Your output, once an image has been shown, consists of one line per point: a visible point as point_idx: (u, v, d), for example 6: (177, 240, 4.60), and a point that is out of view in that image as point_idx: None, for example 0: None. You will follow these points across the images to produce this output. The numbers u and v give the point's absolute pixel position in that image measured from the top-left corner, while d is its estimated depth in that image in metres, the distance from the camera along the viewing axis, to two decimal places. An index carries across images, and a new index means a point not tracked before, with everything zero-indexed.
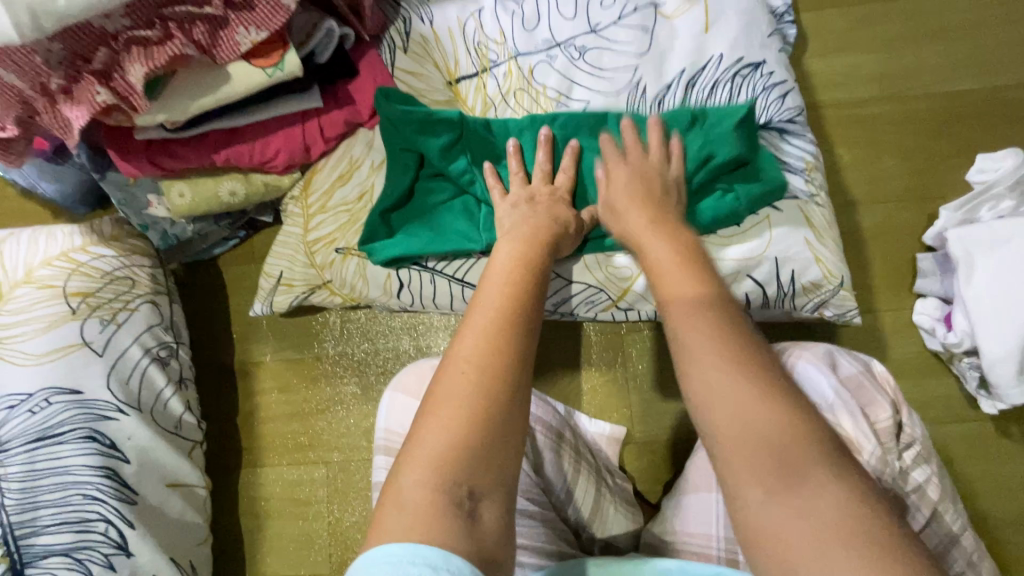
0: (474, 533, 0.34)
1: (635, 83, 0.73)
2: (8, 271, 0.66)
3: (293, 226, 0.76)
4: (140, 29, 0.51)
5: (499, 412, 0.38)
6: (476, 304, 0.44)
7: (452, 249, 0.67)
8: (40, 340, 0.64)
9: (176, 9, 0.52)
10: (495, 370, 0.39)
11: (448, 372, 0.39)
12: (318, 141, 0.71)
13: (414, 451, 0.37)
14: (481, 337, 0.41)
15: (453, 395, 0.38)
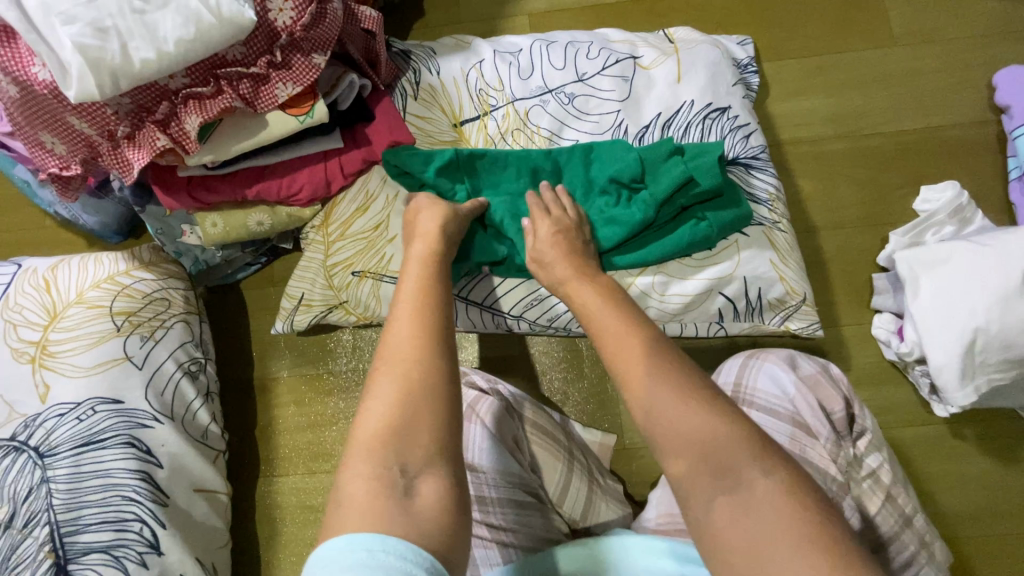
0: (411, 512, 0.37)
1: (618, 124, 0.83)
2: (60, 292, 0.73)
3: (314, 252, 0.84)
4: (196, 86, 0.61)
5: (419, 405, 0.42)
6: (398, 311, 0.49)
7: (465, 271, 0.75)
8: (90, 354, 0.70)
9: (227, 70, 0.62)
10: (412, 370, 0.44)
11: (376, 377, 0.44)
12: (338, 176, 0.80)
13: (353, 450, 0.41)
14: (401, 341, 0.46)
15: (380, 396, 0.43)
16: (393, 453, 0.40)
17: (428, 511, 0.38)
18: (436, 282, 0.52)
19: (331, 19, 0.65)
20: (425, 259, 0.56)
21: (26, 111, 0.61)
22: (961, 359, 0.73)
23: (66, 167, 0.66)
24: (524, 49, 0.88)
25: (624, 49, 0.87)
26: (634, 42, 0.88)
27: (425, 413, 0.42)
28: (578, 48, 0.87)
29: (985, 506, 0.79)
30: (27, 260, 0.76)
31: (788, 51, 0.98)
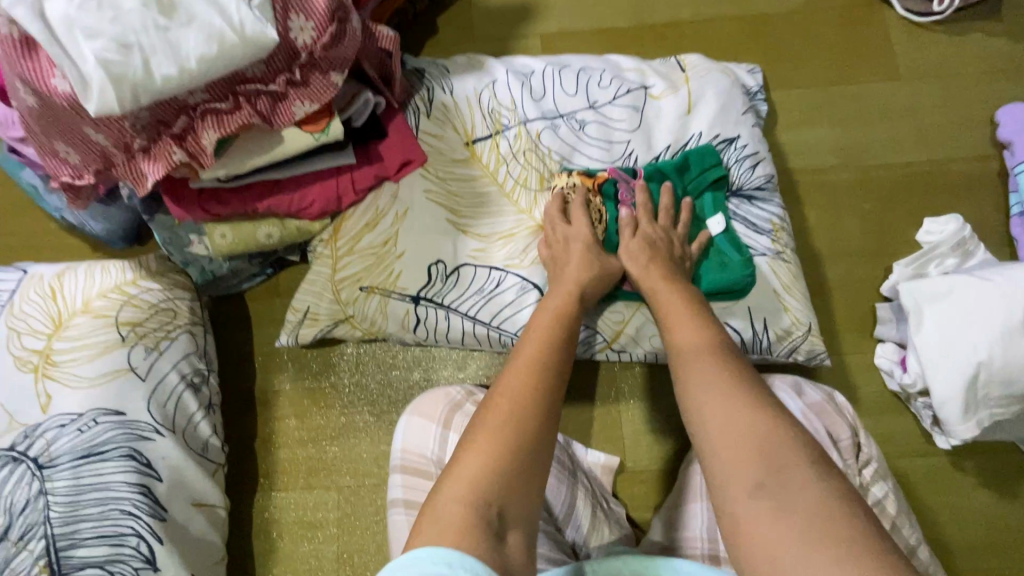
0: (502, 550, 0.39)
1: (627, 151, 0.85)
2: (66, 301, 0.72)
3: (321, 266, 0.83)
4: (215, 102, 0.62)
5: (526, 449, 0.45)
6: (518, 354, 0.53)
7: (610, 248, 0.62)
8: (93, 364, 0.69)
9: (246, 87, 0.62)
10: (523, 411, 0.47)
11: (489, 406, 0.48)
12: (349, 192, 0.81)
13: (454, 465, 0.44)
14: (518, 379, 0.49)
15: (489, 425, 0.46)
16: (495, 493, 0.42)
17: (514, 556, 0.40)
18: (556, 338, 0.56)
19: (350, 39, 0.66)
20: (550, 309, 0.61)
21: (43, 121, 0.61)
22: (964, 392, 0.74)
23: (78, 176, 0.66)
24: (536, 72, 0.90)
25: (634, 77, 0.88)
26: (643, 70, 0.89)
27: (533, 468, 0.44)
28: (590, 74, 0.88)
29: (987, 539, 0.79)
30: (34, 267, 0.75)
31: (795, 80, 0.99)
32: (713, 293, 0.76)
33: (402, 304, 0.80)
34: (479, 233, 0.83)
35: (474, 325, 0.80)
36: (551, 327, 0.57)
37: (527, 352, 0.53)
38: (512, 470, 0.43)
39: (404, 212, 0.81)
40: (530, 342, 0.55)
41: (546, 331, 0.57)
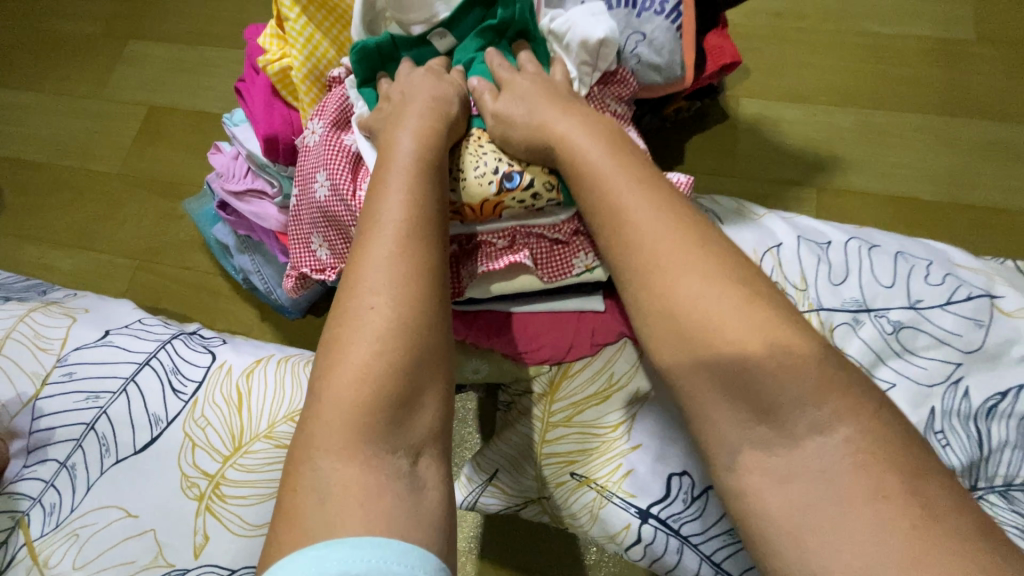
0: (417, 504, 0.37)
1: (954, 381, 0.63)
2: (251, 419, 0.60)
3: (524, 429, 0.68)
4: (488, 237, 0.60)
5: (404, 356, 0.40)
6: (370, 243, 0.45)
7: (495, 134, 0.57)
8: (260, 507, 0.57)
9: (528, 229, 0.59)
10: (409, 303, 0.42)
11: (350, 316, 0.42)
12: (584, 344, 0.66)
13: (330, 422, 0.38)
14: (384, 267, 0.43)
15: (358, 343, 0.41)
16: (366, 414, 0.38)
17: None
18: (420, 176, 0.49)
19: None
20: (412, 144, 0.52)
21: (324, 218, 0.60)
22: None
23: (322, 271, 0.62)
24: (834, 243, 0.72)
25: (976, 280, 0.67)
26: (988, 274, 0.68)
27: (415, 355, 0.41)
28: (913, 266, 0.69)
29: None
30: (224, 351, 0.66)
31: None
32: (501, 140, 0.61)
33: (623, 514, 0.62)
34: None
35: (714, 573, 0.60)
36: (413, 179, 0.49)
37: (391, 201, 0.47)
38: (387, 371, 0.40)
39: (648, 392, 0.63)
40: (391, 221, 0.46)
41: (405, 182, 0.48)
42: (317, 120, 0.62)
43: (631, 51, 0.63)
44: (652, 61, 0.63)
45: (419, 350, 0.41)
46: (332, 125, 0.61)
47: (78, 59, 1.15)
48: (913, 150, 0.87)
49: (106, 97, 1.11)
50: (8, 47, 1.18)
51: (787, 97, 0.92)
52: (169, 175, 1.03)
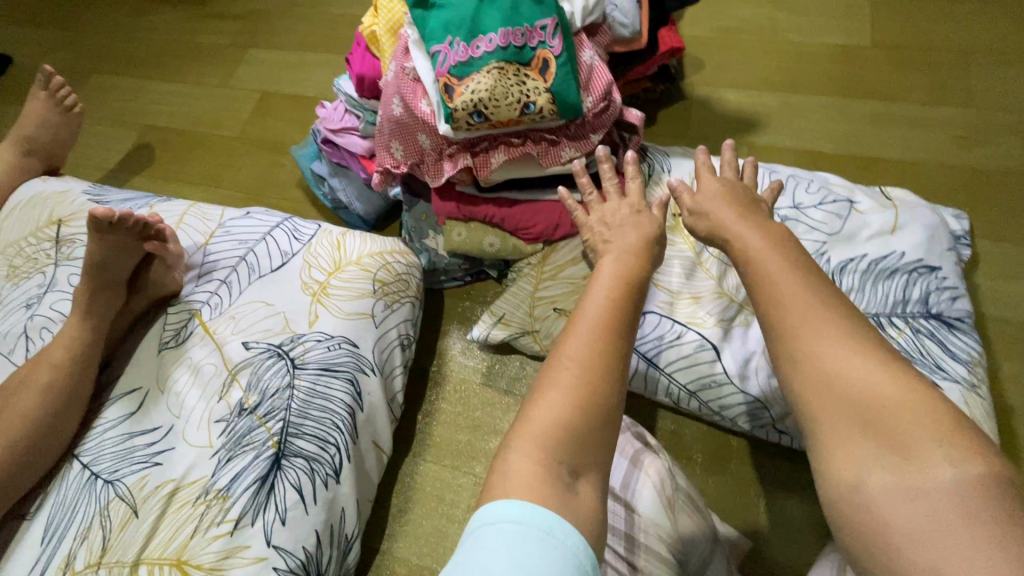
0: (567, 492, 0.48)
1: (821, 253, 0.91)
2: (346, 253, 0.93)
3: (524, 283, 0.99)
4: (511, 137, 0.85)
5: (617, 353, 0.56)
6: (595, 281, 0.63)
7: (512, 61, 0.78)
8: (349, 301, 0.89)
9: (538, 132, 0.85)
10: (623, 315, 0.59)
11: (581, 315, 0.59)
12: (566, 222, 0.96)
13: (555, 380, 0.54)
14: (604, 291, 0.61)
15: (583, 331, 0.57)
16: (591, 376, 0.54)
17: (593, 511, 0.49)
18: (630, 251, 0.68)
19: (612, 111, 0.88)
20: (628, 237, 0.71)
21: (397, 128, 0.91)
22: None
23: (397, 166, 0.94)
24: None
25: (842, 192, 0.97)
26: (852, 189, 0.97)
27: (573, 451, 0.51)
28: (798, 182, 0.98)
29: None
30: (326, 224, 0.99)
31: (1007, 235, 1.01)
32: (517, 58, 0.78)
33: None
34: (670, 287, 0.91)
35: (649, 367, 0.88)
36: (632, 249, 0.69)
37: (610, 258, 0.67)
38: (607, 357, 0.55)
39: None
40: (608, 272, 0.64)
41: (613, 286, 0.61)
42: (393, 63, 0.91)
43: (608, 11, 0.93)
44: (621, 20, 0.93)
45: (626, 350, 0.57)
46: (400, 61, 0.89)
47: (212, 60, 1.57)
48: (823, 121, 1.18)
49: (232, 86, 1.51)
50: (163, 53, 1.61)
51: (731, 85, 1.25)
52: (276, 138, 1.41)
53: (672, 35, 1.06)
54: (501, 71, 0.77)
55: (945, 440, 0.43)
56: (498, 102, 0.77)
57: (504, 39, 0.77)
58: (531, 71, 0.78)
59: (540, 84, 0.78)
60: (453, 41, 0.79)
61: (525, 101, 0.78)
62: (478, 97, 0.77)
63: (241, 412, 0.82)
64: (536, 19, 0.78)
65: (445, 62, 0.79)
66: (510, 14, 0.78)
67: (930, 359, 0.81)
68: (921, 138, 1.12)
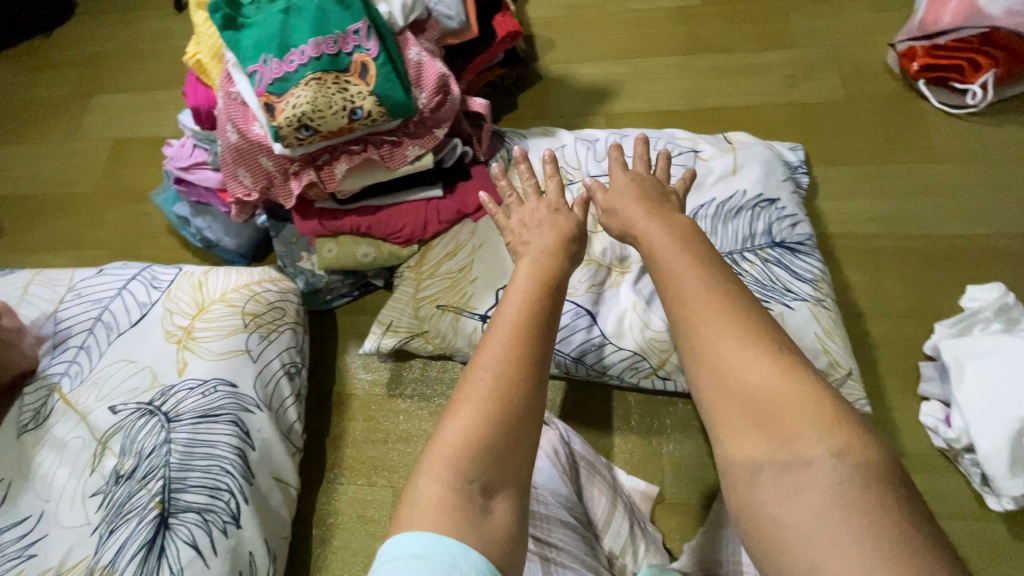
0: (481, 520, 0.43)
1: None
2: (209, 292, 0.91)
3: (405, 287, 0.98)
4: (350, 144, 0.86)
5: (535, 360, 0.52)
6: (511, 288, 0.59)
7: (331, 69, 0.77)
8: (219, 341, 0.86)
9: (377, 136, 0.86)
10: (540, 320, 0.55)
11: (496, 323, 0.54)
12: (434, 221, 0.96)
13: (467, 395, 0.49)
14: (518, 296, 0.57)
15: (496, 339, 0.53)
16: (503, 387, 0.49)
17: (497, 528, 0.43)
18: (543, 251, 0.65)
19: (450, 105, 0.89)
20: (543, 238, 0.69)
21: (237, 155, 0.88)
22: (1009, 447, 0.73)
23: (248, 194, 0.92)
24: (600, 139, 1.06)
25: (687, 144, 1.02)
26: (695, 139, 1.03)
27: (489, 469, 0.46)
28: (646, 141, 1.03)
29: None
30: (186, 265, 0.95)
31: (839, 156, 1.09)
32: (335, 66, 0.77)
33: (471, 320, 0.92)
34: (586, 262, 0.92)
35: None
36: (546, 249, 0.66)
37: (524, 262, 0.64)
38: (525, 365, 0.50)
39: (480, 244, 0.95)
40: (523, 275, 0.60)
41: (530, 289, 0.58)
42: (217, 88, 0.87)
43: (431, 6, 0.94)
44: (446, 12, 0.95)
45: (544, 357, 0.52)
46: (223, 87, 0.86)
47: (52, 116, 1.46)
48: (669, 80, 1.23)
49: (78, 139, 1.41)
50: None
51: (582, 60, 1.29)
52: (137, 187, 1.33)
53: (508, 20, 1.07)
54: (320, 82, 0.76)
55: (746, 361, 0.45)
56: (323, 113, 0.77)
57: (318, 49, 0.76)
58: (352, 76, 0.78)
59: (363, 89, 0.78)
60: (266, 58, 0.77)
61: (351, 107, 0.78)
62: (301, 111, 0.75)
63: (117, 480, 0.77)
64: (346, 25, 0.78)
65: (261, 80, 0.77)
66: (318, 23, 0.77)
67: (780, 285, 0.87)
68: (756, 82, 1.19)
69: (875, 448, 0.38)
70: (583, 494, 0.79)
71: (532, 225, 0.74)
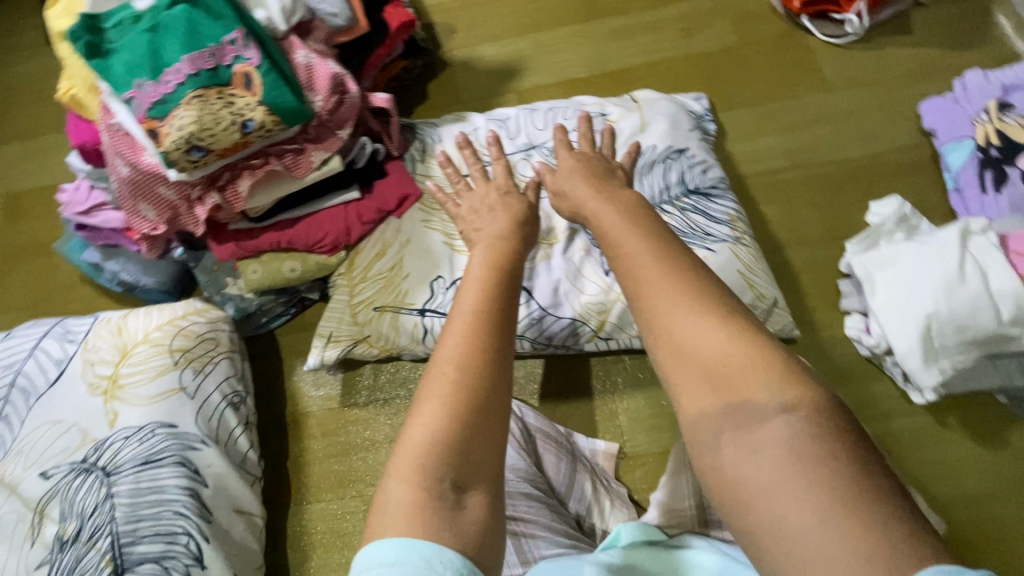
0: (456, 522, 0.43)
1: None
2: (130, 334, 0.87)
3: (340, 295, 0.96)
4: (249, 159, 0.84)
5: (496, 348, 0.52)
6: (468, 283, 0.60)
7: (211, 84, 0.74)
8: (149, 384, 0.83)
9: (277, 146, 0.84)
10: (496, 313, 0.56)
11: (453, 320, 0.55)
12: (356, 224, 0.95)
13: (428, 391, 0.50)
14: (474, 292, 0.58)
15: (455, 334, 0.53)
16: (464, 379, 0.50)
17: (468, 525, 0.44)
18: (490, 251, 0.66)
19: (349, 104, 0.87)
20: (500, 233, 0.71)
21: (133, 189, 0.84)
22: (921, 343, 0.79)
23: (155, 228, 0.87)
24: (511, 116, 1.05)
25: (594, 109, 1.04)
26: (602, 103, 1.05)
27: (455, 462, 0.46)
28: (556, 112, 1.04)
29: (981, 492, 0.82)
30: (102, 311, 0.90)
31: (740, 100, 1.12)
32: (215, 81, 0.74)
33: (410, 317, 0.92)
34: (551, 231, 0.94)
35: None
36: (504, 250, 0.68)
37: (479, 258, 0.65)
38: (486, 357, 0.51)
39: (408, 239, 0.94)
40: (476, 274, 0.61)
41: (485, 282, 0.59)
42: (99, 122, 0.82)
43: (314, 9, 0.93)
44: (331, 11, 0.93)
45: (504, 347, 0.53)
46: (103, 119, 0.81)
47: None
48: (570, 49, 1.24)
49: None
50: None
51: (484, 40, 1.28)
52: (39, 240, 1.24)
53: (399, 10, 1.05)
54: (202, 99, 0.73)
55: (651, 305, 0.47)
56: (212, 130, 0.74)
57: (194, 66, 0.73)
58: (236, 88, 0.75)
59: (251, 99, 0.75)
60: (139, 82, 0.73)
61: (240, 121, 0.75)
62: (187, 132, 0.72)
63: (61, 546, 0.73)
64: (220, 36, 0.75)
65: (139, 106, 0.74)
66: (189, 38, 0.74)
67: (699, 230, 0.90)
68: (653, 39, 1.22)
69: (780, 366, 0.41)
70: (544, 465, 0.80)
71: (484, 215, 0.78)
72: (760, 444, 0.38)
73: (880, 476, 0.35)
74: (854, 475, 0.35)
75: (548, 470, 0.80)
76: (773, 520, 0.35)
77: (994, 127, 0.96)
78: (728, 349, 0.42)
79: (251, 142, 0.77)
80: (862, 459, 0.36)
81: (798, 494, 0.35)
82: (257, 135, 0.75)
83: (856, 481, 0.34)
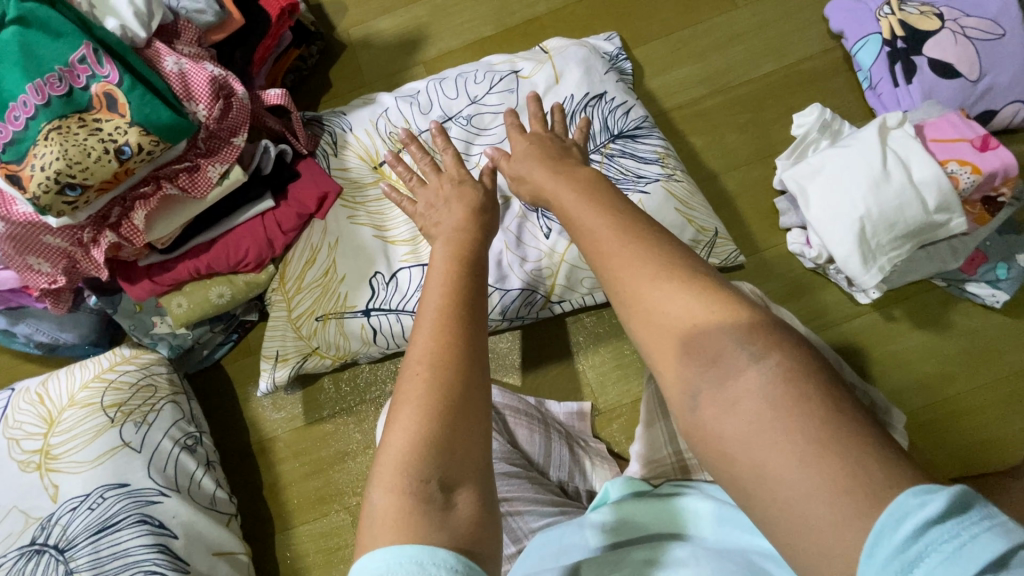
0: (450, 523, 0.37)
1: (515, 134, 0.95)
2: (54, 401, 0.82)
3: (278, 310, 0.90)
4: (138, 188, 0.77)
5: (473, 332, 0.46)
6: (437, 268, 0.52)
7: (70, 113, 0.68)
8: (86, 448, 0.78)
9: (165, 168, 0.77)
10: (473, 298, 0.48)
11: (421, 313, 0.47)
12: (278, 234, 0.88)
13: (402, 398, 0.42)
14: (440, 278, 0.50)
15: (425, 326, 0.46)
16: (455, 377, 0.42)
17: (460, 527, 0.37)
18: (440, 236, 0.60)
19: (238, 107, 0.80)
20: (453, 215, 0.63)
21: (16, 244, 0.76)
22: (859, 246, 0.80)
23: (54, 280, 0.80)
24: (421, 89, 0.98)
25: (505, 67, 0.98)
26: (513, 59, 0.99)
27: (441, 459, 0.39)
28: (466, 77, 0.98)
29: (934, 374, 0.85)
30: (21, 381, 0.85)
31: (651, 34, 1.09)
32: (72, 107, 0.68)
33: (355, 319, 0.87)
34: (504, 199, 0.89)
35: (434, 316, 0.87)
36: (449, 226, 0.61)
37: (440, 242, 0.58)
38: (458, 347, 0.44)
39: (336, 240, 0.89)
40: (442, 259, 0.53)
41: (449, 267, 0.51)
42: None
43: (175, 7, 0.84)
44: (195, 8, 0.85)
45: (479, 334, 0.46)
46: None
47: None
48: (470, 9, 1.18)
49: None
50: None
51: (378, 13, 1.19)
52: None
53: None
54: (62, 131, 0.67)
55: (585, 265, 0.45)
56: (82, 163, 0.68)
57: (44, 96, 0.67)
58: (99, 113, 0.69)
59: (119, 121, 0.69)
60: None
61: (112, 148, 0.69)
62: (53, 170, 0.66)
63: None
64: (66, 56, 0.68)
65: None
66: (30, 64, 0.67)
67: (631, 174, 0.89)
68: None
69: (721, 304, 0.39)
70: (517, 441, 0.79)
71: (439, 207, 0.66)
72: (736, 396, 0.35)
73: (847, 403, 0.33)
74: (822, 405, 0.33)
75: (524, 444, 0.79)
76: (751, 469, 0.33)
77: (897, 18, 0.95)
78: (674, 296, 0.40)
79: (132, 168, 0.71)
80: (821, 383, 0.34)
81: (776, 438, 0.33)
82: (136, 160, 0.70)
83: (826, 411, 0.33)
